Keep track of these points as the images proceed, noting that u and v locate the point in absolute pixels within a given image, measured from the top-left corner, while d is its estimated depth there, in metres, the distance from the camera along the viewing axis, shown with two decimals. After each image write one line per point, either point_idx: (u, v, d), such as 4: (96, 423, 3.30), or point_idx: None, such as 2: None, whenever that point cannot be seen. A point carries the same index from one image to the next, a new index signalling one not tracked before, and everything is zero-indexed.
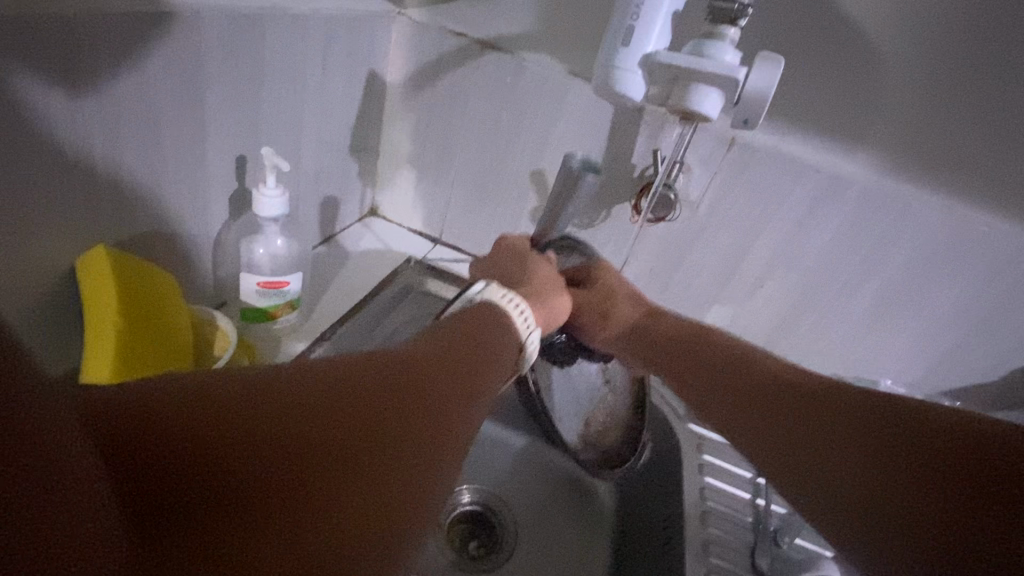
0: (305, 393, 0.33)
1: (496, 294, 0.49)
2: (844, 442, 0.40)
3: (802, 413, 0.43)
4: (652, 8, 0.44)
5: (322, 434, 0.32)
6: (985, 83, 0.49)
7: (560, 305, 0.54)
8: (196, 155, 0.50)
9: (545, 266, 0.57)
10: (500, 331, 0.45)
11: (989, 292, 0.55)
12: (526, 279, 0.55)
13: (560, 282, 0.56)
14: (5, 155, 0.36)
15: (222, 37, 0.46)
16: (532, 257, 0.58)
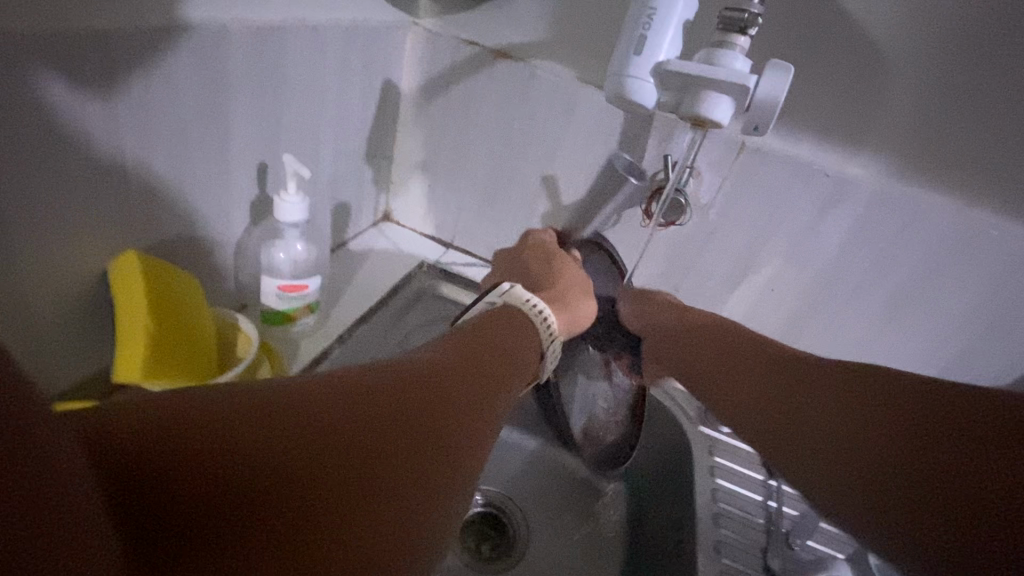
0: (332, 407, 0.33)
1: (521, 296, 0.51)
2: (872, 436, 0.41)
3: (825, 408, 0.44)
4: (663, 18, 0.45)
5: (334, 445, 0.33)
6: (994, 87, 0.49)
7: (585, 307, 0.57)
8: (219, 163, 0.51)
9: (573, 267, 0.60)
10: (521, 332, 0.48)
11: (1002, 294, 0.56)
12: (552, 279, 0.58)
13: (585, 284, 0.59)
14: (42, 163, 0.38)
15: (246, 48, 0.48)
16: (558, 258, 0.61)
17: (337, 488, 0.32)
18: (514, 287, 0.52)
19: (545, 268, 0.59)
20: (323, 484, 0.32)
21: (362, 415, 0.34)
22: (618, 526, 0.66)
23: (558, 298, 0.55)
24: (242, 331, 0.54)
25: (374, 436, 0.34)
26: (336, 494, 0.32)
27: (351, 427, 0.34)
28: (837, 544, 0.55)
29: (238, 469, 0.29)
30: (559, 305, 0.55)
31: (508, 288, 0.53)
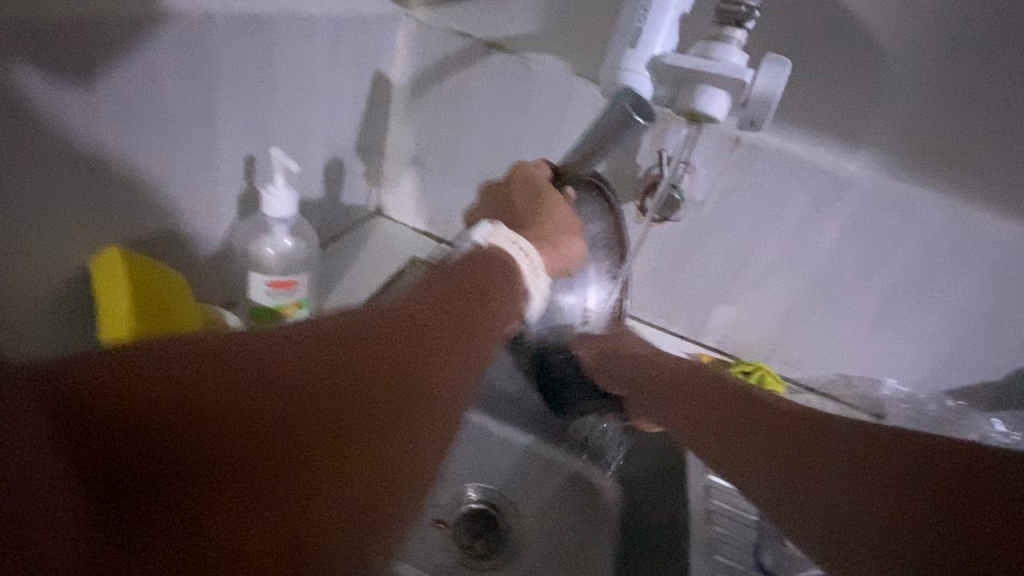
0: (317, 368, 0.33)
1: (504, 236, 0.46)
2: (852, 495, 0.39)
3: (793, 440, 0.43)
4: (660, 10, 0.44)
5: (311, 407, 0.32)
6: (989, 84, 0.49)
7: (571, 250, 0.51)
8: (205, 156, 0.50)
9: (558, 207, 0.53)
10: (505, 279, 0.43)
11: (993, 291, 0.56)
12: (535, 218, 0.51)
13: (573, 224, 0.52)
14: (24, 155, 0.37)
15: (233, 38, 0.47)
16: (545, 192, 0.53)
17: (319, 458, 0.32)
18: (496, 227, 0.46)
19: (531, 207, 0.53)
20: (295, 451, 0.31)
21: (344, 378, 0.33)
22: (614, 522, 0.67)
23: (542, 240, 0.49)
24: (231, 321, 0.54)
25: (352, 399, 0.33)
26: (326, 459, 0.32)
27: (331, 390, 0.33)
28: None
29: (208, 445, 0.28)
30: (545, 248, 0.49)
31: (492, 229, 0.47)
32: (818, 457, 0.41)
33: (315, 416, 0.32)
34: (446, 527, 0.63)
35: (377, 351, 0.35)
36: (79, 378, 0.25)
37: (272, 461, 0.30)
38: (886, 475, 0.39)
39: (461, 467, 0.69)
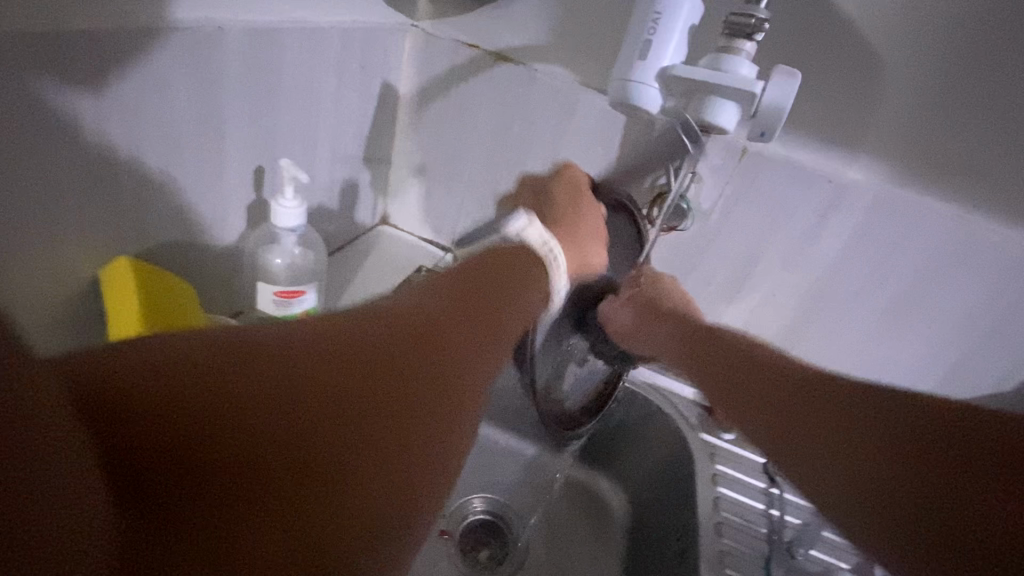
0: (343, 362, 0.33)
1: (533, 235, 0.51)
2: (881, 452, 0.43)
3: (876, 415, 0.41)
4: (669, 22, 0.44)
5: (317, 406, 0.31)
6: (996, 96, 0.49)
7: (595, 259, 0.56)
8: (214, 165, 0.50)
9: (592, 215, 0.56)
10: (529, 274, 0.47)
11: (1003, 302, 0.55)
12: (569, 223, 0.54)
13: (601, 233, 0.56)
14: (34, 165, 0.37)
15: (243, 50, 0.47)
16: (584, 197, 0.56)
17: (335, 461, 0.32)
18: (529, 225, 0.51)
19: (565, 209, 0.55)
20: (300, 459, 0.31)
21: (356, 387, 0.33)
22: (622, 534, 0.66)
23: (569, 239, 0.53)
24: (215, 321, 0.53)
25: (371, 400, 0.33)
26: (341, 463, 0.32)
27: (343, 399, 0.32)
28: (841, 554, 0.54)
29: (224, 446, 0.28)
30: (570, 244, 0.53)
31: (527, 224, 0.51)
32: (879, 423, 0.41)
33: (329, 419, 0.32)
34: (452, 537, 0.63)
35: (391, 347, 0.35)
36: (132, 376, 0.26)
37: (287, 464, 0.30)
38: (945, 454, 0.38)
39: (466, 478, 0.68)
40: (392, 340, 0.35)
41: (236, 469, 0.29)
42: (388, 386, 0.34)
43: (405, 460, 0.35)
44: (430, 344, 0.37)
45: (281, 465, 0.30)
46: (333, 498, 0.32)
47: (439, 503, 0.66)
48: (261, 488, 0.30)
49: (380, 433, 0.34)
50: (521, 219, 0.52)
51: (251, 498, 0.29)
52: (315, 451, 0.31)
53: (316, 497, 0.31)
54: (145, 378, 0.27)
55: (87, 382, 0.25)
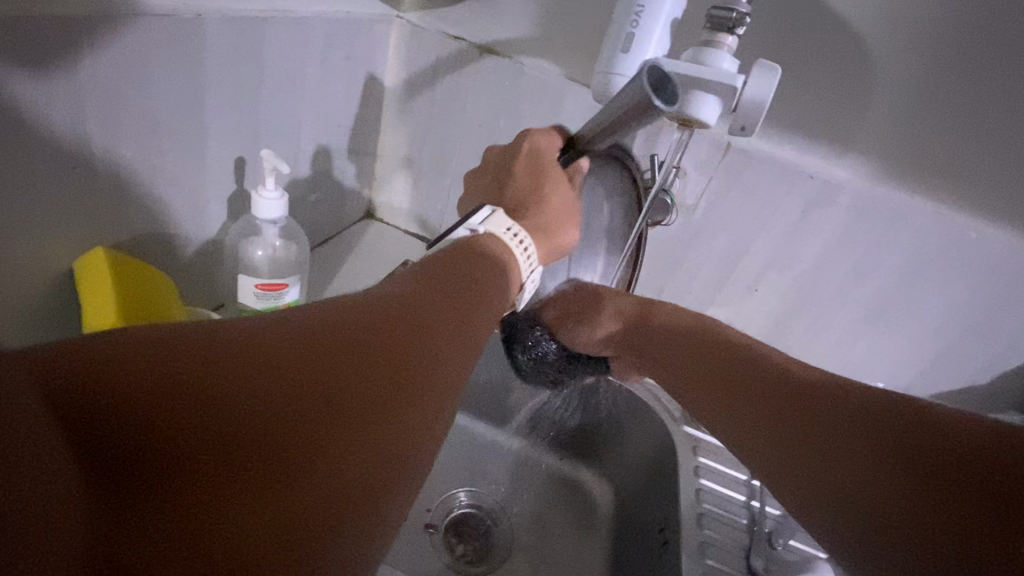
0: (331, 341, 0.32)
1: (498, 223, 0.47)
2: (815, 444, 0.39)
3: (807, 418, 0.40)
4: (652, 16, 0.44)
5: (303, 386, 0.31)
6: (974, 94, 0.50)
7: (565, 238, 0.52)
8: (195, 156, 0.50)
9: (560, 193, 0.52)
10: (495, 263, 0.44)
11: (980, 297, 0.57)
12: (537, 210, 0.51)
13: (571, 212, 0.53)
14: (7, 155, 0.36)
15: (225, 39, 0.47)
16: (549, 174, 0.52)
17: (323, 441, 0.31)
18: (492, 215, 0.48)
19: (531, 189, 0.52)
20: (273, 446, 0.29)
21: (335, 372, 0.32)
22: (605, 527, 0.66)
23: (536, 227, 0.50)
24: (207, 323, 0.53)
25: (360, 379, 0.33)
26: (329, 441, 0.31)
27: (320, 384, 0.31)
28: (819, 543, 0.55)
29: (209, 429, 0.27)
30: (540, 233, 0.50)
31: (491, 216, 0.48)
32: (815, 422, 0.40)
33: (301, 405, 0.30)
34: (437, 530, 0.63)
35: (376, 328, 0.34)
36: (111, 359, 0.25)
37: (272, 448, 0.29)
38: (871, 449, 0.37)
39: (452, 472, 0.69)
40: (370, 325, 0.34)
41: (215, 455, 0.28)
42: (366, 372, 0.33)
43: (380, 451, 0.33)
44: (408, 330, 0.36)
45: (256, 451, 0.29)
46: (304, 486, 0.30)
47: (424, 496, 0.66)
48: (232, 476, 0.28)
49: (356, 421, 0.32)
50: (485, 212, 0.48)
51: (223, 483, 0.28)
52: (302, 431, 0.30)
53: (284, 488, 0.29)
54: (120, 356, 0.26)
55: (64, 364, 0.24)
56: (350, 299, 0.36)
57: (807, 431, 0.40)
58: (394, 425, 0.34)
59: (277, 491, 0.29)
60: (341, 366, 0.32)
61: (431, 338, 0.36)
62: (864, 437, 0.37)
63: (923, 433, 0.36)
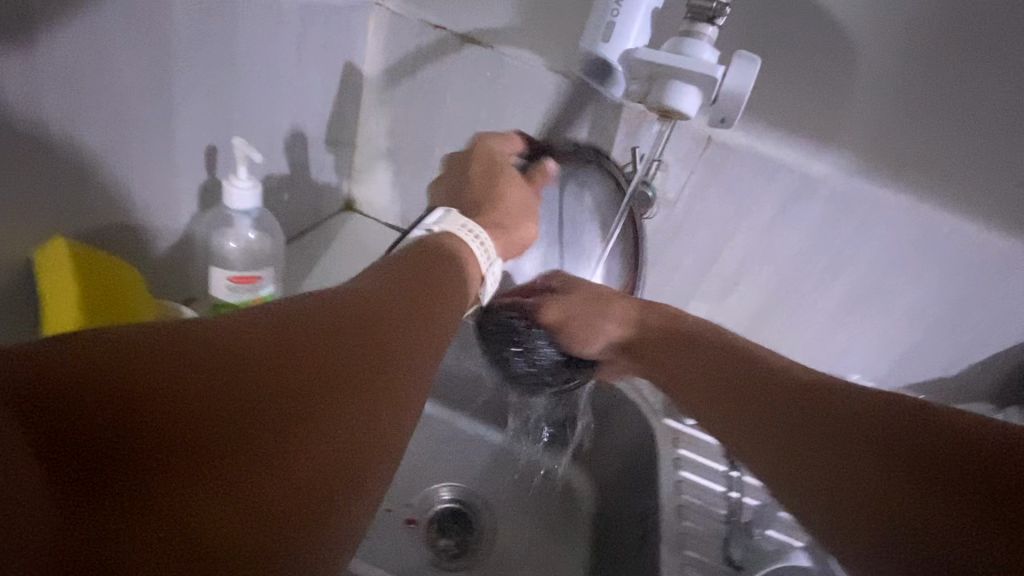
0: (295, 324, 0.32)
1: (454, 221, 0.47)
2: (848, 450, 0.36)
3: (838, 429, 0.37)
4: (633, 5, 0.44)
5: (269, 374, 0.29)
6: (950, 88, 0.50)
7: (522, 234, 0.52)
8: (163, 143, 0.48)
9: (513, 189, 0.52)
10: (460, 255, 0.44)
11: (952, 289, 0.58)
12: (490, 207, 0.50)
13: (528, 209, 0.52)
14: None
15: (193, 21, 0.45)
16: (501, 174, 0.52)
17: (299, 424, 0.30)
18: (448, 213, 0.47)
19: (485, 190, 0.51)
20: (237, 445, 0.28)
21: (301, 362, 0.30)
22: (586, 520, 0.67)
23: (493, 224, 0.50)
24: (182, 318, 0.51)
25: (336, 364, 0.32)
26: (306, 422, 0.30)
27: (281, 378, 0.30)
28: (796, 532, 0.55)
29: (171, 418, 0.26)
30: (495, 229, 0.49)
31: (446, 215, 0.48)
32: (845, 432, 0.37)
33: (265, 403, 0.29)
34: (418, 527, 0.63)
35: (344, 315, 0.33)
36: (68, 359, 0.24)
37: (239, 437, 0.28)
38: (899, 448, 0.35)
39: (432, 467, 0.68)
40: (336, 313, 0.33)
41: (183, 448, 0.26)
42: (331, 364, 0.31)
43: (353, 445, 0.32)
44: (374, 316, 0.35)
45: (216, 452, 0.27)
46: (289, 470, 0.29)
47: (404, 492, 0.65)
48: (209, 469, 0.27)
49: (327, 414, 0.31)
50: (440, 213, 0.48)
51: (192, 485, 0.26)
52: (273, 415, 0.29)
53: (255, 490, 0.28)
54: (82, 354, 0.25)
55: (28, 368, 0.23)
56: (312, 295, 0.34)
57: (821, 440, 0.37)
58: (372, 408, 0.33)
59: (248, 493, 0.28)
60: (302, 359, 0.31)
61: (397, 329, 0.35)
62: (899, 438, 0.35)
63: (936, 426, 0.35)
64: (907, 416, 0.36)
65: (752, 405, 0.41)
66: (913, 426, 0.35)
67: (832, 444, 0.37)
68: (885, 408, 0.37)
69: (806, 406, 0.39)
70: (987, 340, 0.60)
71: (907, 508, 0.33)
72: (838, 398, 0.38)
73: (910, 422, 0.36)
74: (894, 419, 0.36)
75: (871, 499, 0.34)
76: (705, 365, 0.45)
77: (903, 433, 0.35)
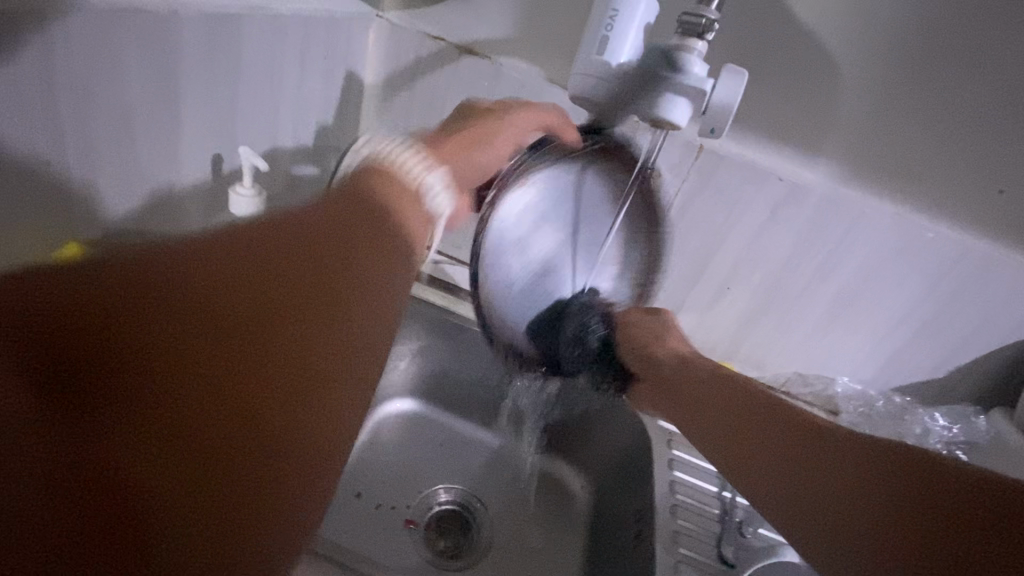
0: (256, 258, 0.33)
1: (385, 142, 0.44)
2: (879, 503, 0.42)
3: (880, 484, 0.43)
4: (626, 20, 0.46)
5: (234, 312, 0.31)
6: (932, 102, 0.53)
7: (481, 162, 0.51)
8: (169, 151, 0.49)
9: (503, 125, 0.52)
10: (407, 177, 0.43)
11: (935, 296, 0.60)
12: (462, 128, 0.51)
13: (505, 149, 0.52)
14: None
15: (202, 33, 0.46)
16: (492, 113, 0.53)
17: (267, 352, 0.32)
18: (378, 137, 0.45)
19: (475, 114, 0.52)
20: (199, 366, 0.30)
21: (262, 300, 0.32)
22: (582, 520, 0.68)
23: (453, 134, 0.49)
24: None
25: (292, 300, 0.33)
26: (268, 351, 0.32)
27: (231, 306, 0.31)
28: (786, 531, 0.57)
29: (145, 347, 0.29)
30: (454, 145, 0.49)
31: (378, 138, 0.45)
32: (870, 486, 0.43)
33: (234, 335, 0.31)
34: (417, 527, 0.63)
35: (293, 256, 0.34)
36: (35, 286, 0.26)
37: (218, 365, 0.30)
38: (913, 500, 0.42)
39: (430, 468, 0.69)
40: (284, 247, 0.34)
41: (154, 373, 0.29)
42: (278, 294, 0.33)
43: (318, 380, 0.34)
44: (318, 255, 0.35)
45: (191, 379, 0.30)
46: (253, 399, 0.31)
47: (403, 493, 0.66)
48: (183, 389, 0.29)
49: (284, 342, 0.33)
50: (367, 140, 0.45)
51: (152, 395, 0.29)
52: (233, 348, 0.31)
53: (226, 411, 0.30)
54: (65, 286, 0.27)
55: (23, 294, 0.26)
56: (263, 218, 0.35)
57: (862, 492, 0.43)
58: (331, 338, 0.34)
59: (223, 410, 0.30)
60: (266, 291, 0.32)
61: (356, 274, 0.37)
62: (920, 491, 0.42)
63: (941, 471, 0.42)
64: (923, 465, 0.43)
65: (793, 454, 0.46)
66: (940, 486, 0.42)
67: (866, 494, 0.43)
68: (918, 466, 0.43)
69: (824, 451, 0.45)
70: (969, 345, 0.63)
71: (875, 517, 0.42)
72: (870, 450, 0.45)
73: (929, 473, 0.43)
74: (927, 476, 0.42)
75: (898, 544, 0.40)
76: (738, 418, 0.50)
77: (924, 489, 0.42)
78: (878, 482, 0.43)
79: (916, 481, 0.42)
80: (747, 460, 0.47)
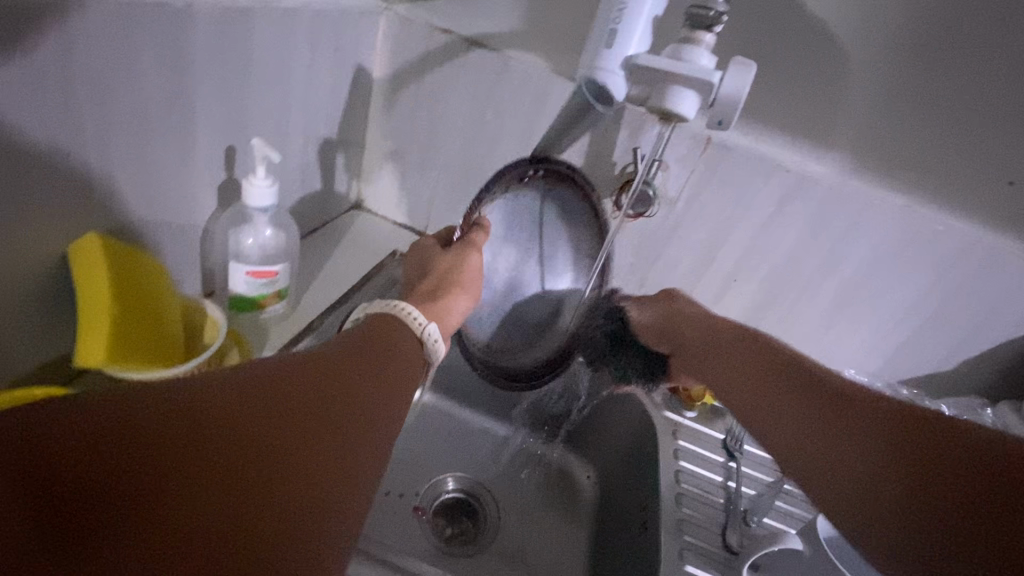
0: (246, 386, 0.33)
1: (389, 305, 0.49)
2: (895, 456, 0.39)
3: (893, 440, 0.40)
4: (634, 12, 0.46)
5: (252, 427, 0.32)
6: (941, 93, 0.52)
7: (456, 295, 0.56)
8: (184, 145, 0.50)
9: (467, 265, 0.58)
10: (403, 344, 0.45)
11: (943, 289, 0.60)
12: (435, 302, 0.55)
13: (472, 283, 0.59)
14: (10, 144, 0.36)
15: (215, 28, 0.47)
16: (458, 274, 0.58)
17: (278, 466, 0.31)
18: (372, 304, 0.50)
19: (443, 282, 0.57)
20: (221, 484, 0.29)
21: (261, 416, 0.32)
22: (588, 510, 0.68)
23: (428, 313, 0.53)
24: (208, 315, 0.54)
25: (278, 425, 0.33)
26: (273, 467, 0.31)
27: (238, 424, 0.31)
28: (791, 521, 0.57)
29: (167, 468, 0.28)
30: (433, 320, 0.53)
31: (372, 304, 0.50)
32: (876, 435, 0.40)
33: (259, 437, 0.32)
34: (426, 514, 0.65)
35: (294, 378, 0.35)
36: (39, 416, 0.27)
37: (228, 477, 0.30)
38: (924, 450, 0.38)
39: (439, 458, 0.70)
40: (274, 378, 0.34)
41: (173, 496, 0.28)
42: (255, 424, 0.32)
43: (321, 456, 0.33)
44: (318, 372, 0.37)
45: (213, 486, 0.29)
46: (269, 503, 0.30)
47: (412, 482, 0.67)
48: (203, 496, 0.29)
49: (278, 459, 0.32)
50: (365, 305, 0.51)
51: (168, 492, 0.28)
52: (247, 457, 0.31)
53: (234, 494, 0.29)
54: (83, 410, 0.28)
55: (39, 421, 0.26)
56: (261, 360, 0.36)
57: (871, 444, 0.40)
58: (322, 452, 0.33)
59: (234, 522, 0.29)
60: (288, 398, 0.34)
61: (349, 367, 0.39)
62: (940, 444, 0.38)
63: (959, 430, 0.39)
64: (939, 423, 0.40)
65: (818, 416, 0.43)
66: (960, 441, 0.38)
67: (877, 450, 0.40)
68: (927, 420, 0.40)
69: (844, 411, 0.43)
70: (976, 337, 0.63)
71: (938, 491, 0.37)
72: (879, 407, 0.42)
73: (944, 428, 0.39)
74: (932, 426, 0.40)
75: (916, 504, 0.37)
76: (757, 377, 0.49)
77: (943, 440, 0.38)
78: (895, 440, 0.40)
79: (926, 434, 0.39)
80: (756, 415, 0.47)
